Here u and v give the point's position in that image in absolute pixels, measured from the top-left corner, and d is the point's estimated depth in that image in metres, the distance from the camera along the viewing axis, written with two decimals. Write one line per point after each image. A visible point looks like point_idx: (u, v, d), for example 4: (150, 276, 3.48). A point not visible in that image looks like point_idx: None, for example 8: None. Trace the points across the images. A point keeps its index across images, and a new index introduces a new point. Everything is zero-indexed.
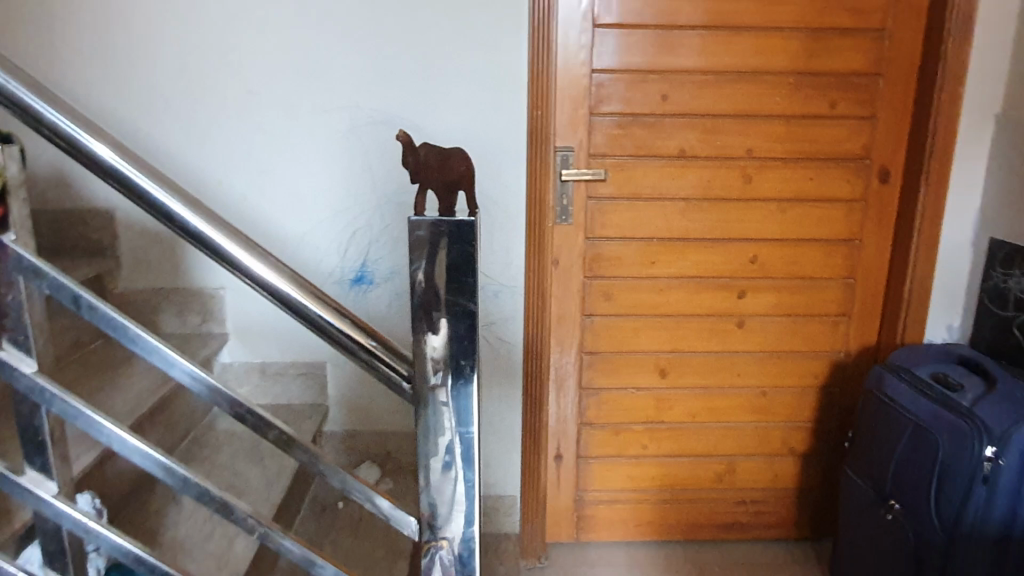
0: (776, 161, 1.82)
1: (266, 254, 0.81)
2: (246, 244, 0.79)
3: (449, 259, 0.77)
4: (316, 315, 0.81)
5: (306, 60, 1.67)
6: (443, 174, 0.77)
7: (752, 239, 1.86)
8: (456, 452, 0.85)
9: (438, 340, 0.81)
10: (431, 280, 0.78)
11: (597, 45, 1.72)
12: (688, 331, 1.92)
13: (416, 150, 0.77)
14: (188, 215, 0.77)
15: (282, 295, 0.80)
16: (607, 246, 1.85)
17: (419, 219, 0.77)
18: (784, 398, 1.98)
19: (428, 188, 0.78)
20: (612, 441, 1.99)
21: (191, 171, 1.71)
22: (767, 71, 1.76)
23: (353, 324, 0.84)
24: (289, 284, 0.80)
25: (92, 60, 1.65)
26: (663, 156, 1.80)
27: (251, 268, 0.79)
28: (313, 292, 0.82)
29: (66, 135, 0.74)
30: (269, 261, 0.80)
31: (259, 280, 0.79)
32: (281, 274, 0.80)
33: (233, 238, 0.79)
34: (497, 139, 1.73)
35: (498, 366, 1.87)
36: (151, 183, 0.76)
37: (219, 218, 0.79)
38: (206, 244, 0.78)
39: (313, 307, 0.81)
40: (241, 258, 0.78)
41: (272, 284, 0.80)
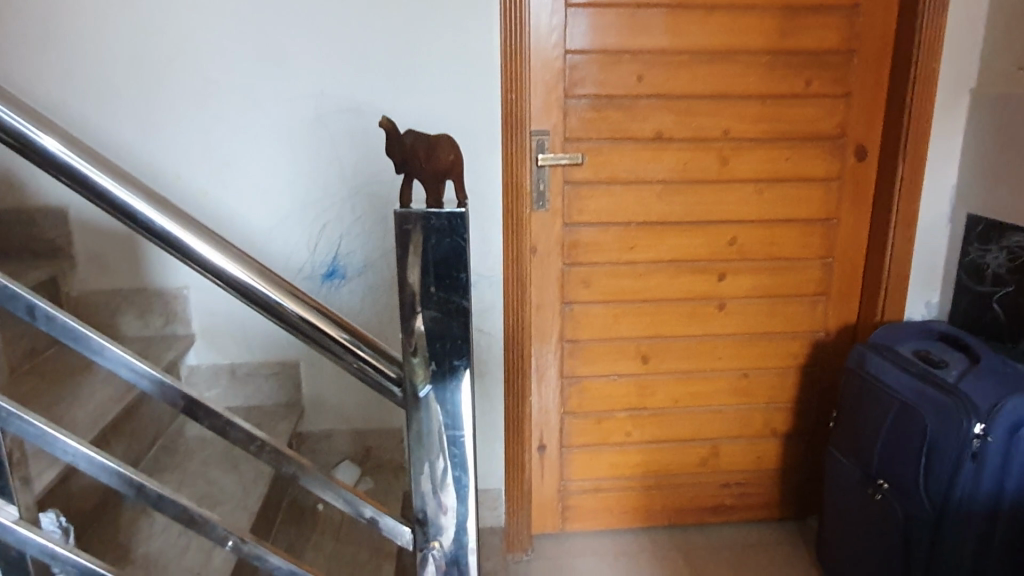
0: (753, 141, 1.80)
1: (238, 253, 0.75)
2: (217, 243, 0.73)
3: (438, 254, 0.72)
4: (297, 316, 0.76)
5: (266, 46, 1.59)
6: (432, 163, 0.71)
7: (731, 220, 1.84)
8: (449, 457, 0.81)
9: (428, 341, 0.76)
10: (420, 276, 0.73)
11: (569, 25, 1.67)
12: (669, 315, 1.89)
13: (403, 135, 0.72)
14: (153, 213, 0.70)
15: (258, 296, 0.74)
16: (585, 232, 1.81)
17: (406, 212, 0.71)
18: (765, 380, 1.97)
19: (414, 179, 0.72)
20: (595, 429, 1.96)
21: (148, 165, 1.63)
22: (742, 49, 1.73)
23: (337, 325, 0.78)
24: (266, 284, 0.75)
25: (35, 50, 1.55)
26: (639, 139, 1.77)
27: (224, 269, 0.73)
28: (291, 291, 0.76)
29: (12, 129, 0.67)
30: (243, 260, 0.74)
31: (233, 281, 0.73)
32: (257, 273, 0.74)
33: (202, 236, 0.72)
34: (469, 124, 1.68)
35: (478, 358, 1.83)
36: (110, 179, 0.69)
37: (187, 217, 0.73)
38: (174, 245, 0.72)
39: (292, 307, 0.76)
40: (214, 259, 0.72)
41: (247, 284, 0.74)
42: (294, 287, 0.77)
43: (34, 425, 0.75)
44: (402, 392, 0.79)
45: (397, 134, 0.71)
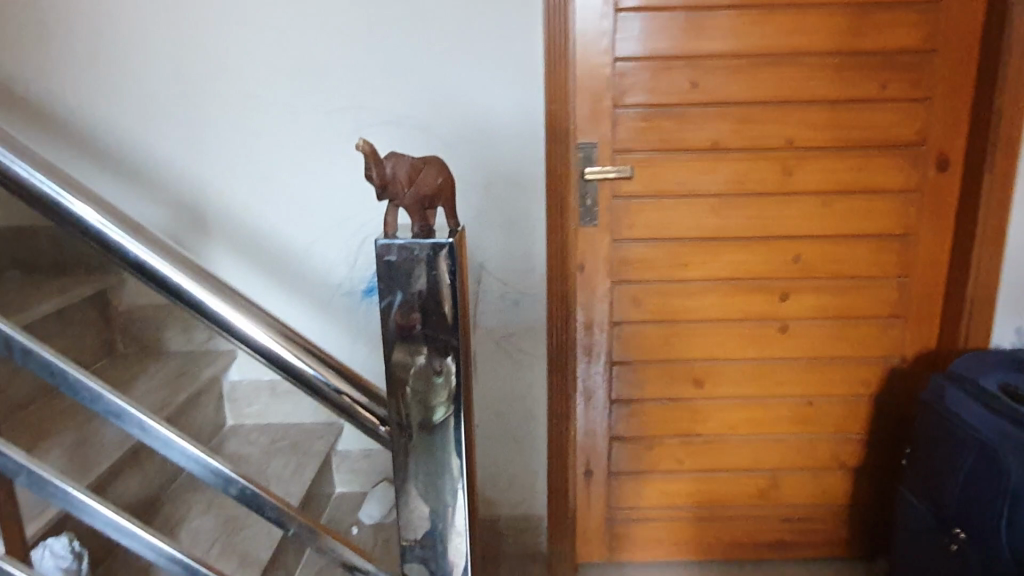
0: (820, 150, 1.65)
1: (238, 297, 0.68)
2: (207, 282, 0.66)
3: (427, 288, 0.66)
4: (291, 363, 0.69)
5: (306, 60, 1.57)
6: (418, 186, 0.68)
7: (795, 237, 1.70)
8: (440, 504, 0.74)
9: (417, 383, 0.70)
10: (410, 312, 0.67)
11: (619, 30, 1.58)
12: (726, 337, 1.77)
13: (384, 160, 0.69)
14: (159, 263, 0.64)
15: (251, 342, 0.67)
16: (635, 248, 1.71)
17: (387, 243, 0.65)
18: (832, 409, 1.82)
19: (399, 205, 0.68)
20: (646, 456, 1.86)
21: (193, 182, 1.64)
22: (808, 52, 1.59)
23: (342, 375, 0.72)
24: (259, 328, 0.67)
25: (87, 69, 1.59)
26: (694, 149, 1.65)
27: (213, 310, 0.66)
28: (287, 335, 0.69)
29: (6, 170, 0.60)
30: (236, 302, 0.67)
31: (224, 324, 0.66)
32: (252, 317, 0.67)
33: (192, 275, 0.65)
34: (510, 137, 1.61)
35: (520, 379, 1.76)
36: (115, 229, 0.63)
37: (192, 263, 0.66)
38: (160, 283, 0.64)
39: (287, 353, 0.68)
40: (224, 314, 0.66)
41: (239, 328, 0.66)
42: (290, 330, 0.70)
43: (10, 460, 0.70)
44: (390, 432, 0.73)
45: (379, 157, 0.68)
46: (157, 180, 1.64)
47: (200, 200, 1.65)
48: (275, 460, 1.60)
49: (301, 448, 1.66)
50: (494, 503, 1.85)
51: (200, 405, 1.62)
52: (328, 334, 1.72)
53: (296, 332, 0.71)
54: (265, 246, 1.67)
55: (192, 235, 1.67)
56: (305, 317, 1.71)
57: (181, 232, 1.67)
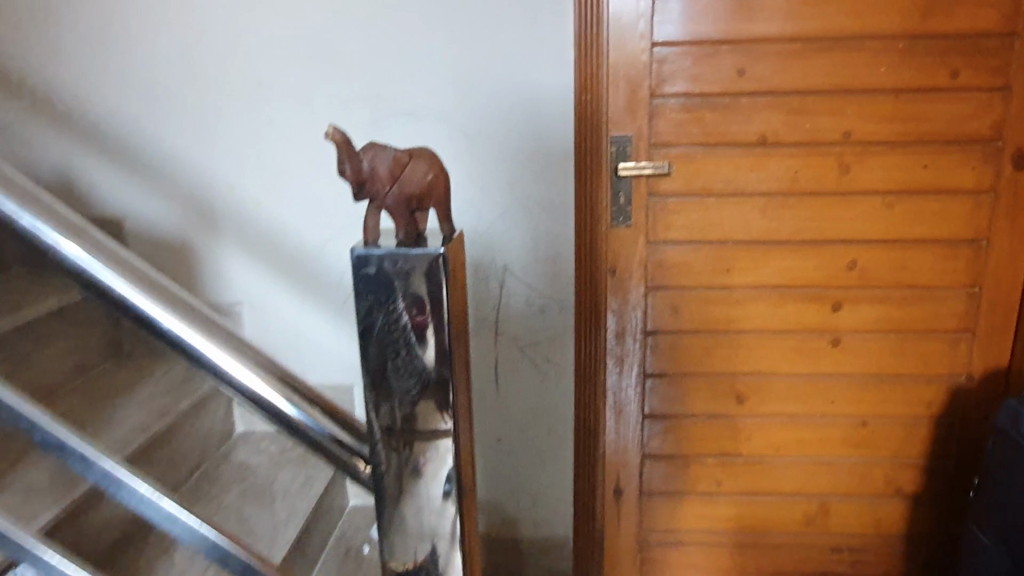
0: (880, 145, 1.49)
1: (205, 319, 0.61)
2: (158, 292, 0.58)
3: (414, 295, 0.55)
4: (255, 388, 0.61)
5: (320, 46, 1.46)
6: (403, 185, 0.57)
7: (852, 240, 1.55)
8: (431, 540, 0.63)
9: (403, 401, 0.58)
10: (394, 321, 0.55)
11: (658, 12, 1.43)
12: (773, 350, 1.62)
13: (362, 151, 0.57)
14: (111, 276, 0.56)
15: (208, 363, 0.59)
16: (673, 251, 1.56)
17: (367, 253, 0.54)
18: (889, 430, 1.66)
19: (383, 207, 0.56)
20: (681, 475, 1.72)
21: (203, 175, 1.55)
22: (870, 35, 1.43)
23: (317, 410, 0.64)
24: (217, 347, 0.59)
25: (92, 55, 1.51)
26: (740, 144, 1.50)
27: (163, 324, 0.58)
28: (252, 357, 0.62)
29: None
30: (196, 321, 0.59)
31: (177, 340, 0.58)
32: (211, 334, 0.60)
33: (147, 288, 0.58)
34: (538, 129, 1.49)
35: (545, 392, 1.66)
36: (57, 235, 0.54)
37: (153, 280, 0.59)
38: (100, 292, 0.56)
39: (252, 378, 0.61)
40: (186, 338, 0.58)
41: (194, 346, 0.59)
42: (257, 351, 0.63)
43: None
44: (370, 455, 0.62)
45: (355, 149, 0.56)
46: (165, 173, 1.56)
47: (209, 194, 1.56)
48: (284, 471, 1.50)
49: (312, 460, 1.56)
50: (518, 521, 1.73)
51: (209, 410, 1.52)
52: (343, 340, 1.63)
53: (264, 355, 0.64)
54: (277, 243, 1.58)
55: (201, 231, 1.59)
56: (318, 320, 1.62)
57: (191, 228, 1.59)
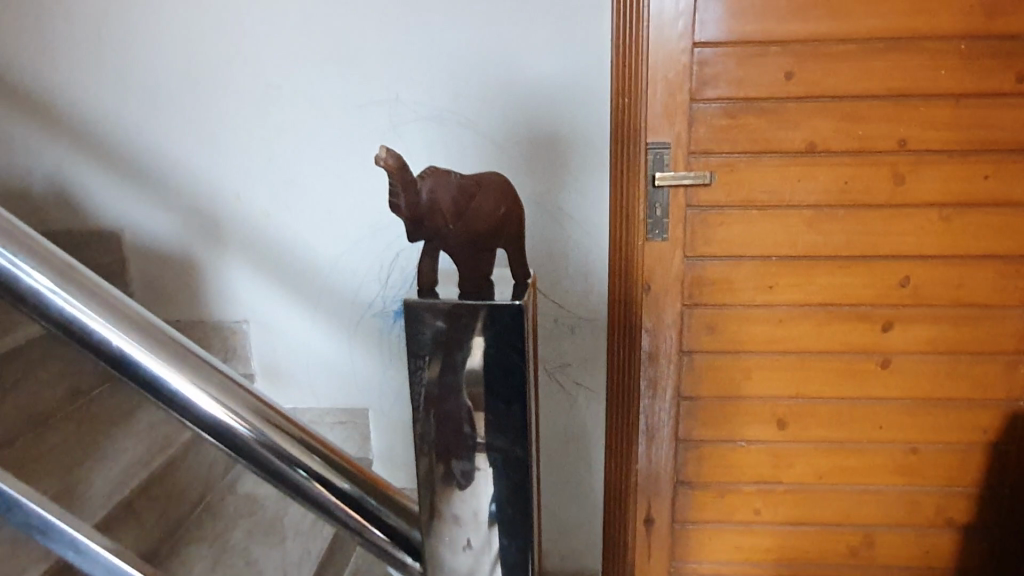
0: (938, 154, 1.39)
1: (218, 372, 0.46)
2: (162, 343, 0.44)
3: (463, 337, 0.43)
4: (254, 446, 0.45)
5: (334, 45, 1.35)
6: (468, 223, 0.47)
7: (905, 256, 1.44)
8: None
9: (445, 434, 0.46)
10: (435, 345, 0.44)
11: (698, 11, 1.33)
12: (816, 372, 1.52)
13: (419, 178, 0.46)
14: (103, 326, 0.42)
15: (194, 413, 0.44)
16: (711, 266, 1.46)
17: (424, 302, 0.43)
18: (940, 457, 1.56)
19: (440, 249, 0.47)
20: (716, 504, 1.62)
21: (207, 185, 1.45)
22: (929, 36, 1.32)
23: (351, 482, 0.49)
24: (205, 392, 0.44)
25: (88, 55, 1.40)
26: (785, 152, 1.40)
27: (138, 363, 0.43)
28: (252, 402, 0.46)
29: None
30: (207, 376, 0.45)
31: (153, 382, 0.43)
32: (198, 376, 0.44)
33: (148, 339, 0.43)
34: (569, 135, 1.37)
35: (573, 419, 1.53)
36: (41, 277, 0.42)
37: (151, 323, 0.44)
38: (89, 345, 0.42)
39: (249, 431, 0.45)
40: (199, 404, 0.44)
41: (178, 390, 0.43)
42: (257, 396, 0.47)
43: None
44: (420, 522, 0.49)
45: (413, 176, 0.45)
46: (166, 182, 1.45)
47: (214, 205, 1.45)
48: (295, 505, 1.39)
49: None
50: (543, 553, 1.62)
51: None
52: (357, 362, 1.52)
53: (266, 400, 0.47)
54: (285, 257, 1.47)
55: (203, 244, 1.48)
56: (330, 339, 1.51)
57: (194, 241, 1.48)
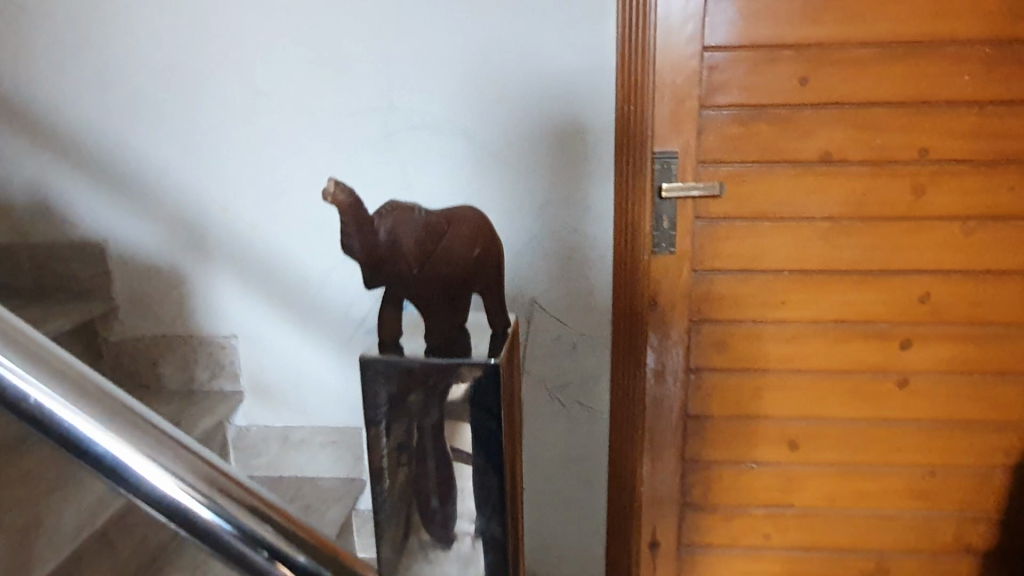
0: (959, 164, 1.31)
1: (163, 434, 0.41)
2: (97, 403, 0.39)
3: (417, 388, 0.49)
4: (200, 518, 0.40)
5: (325, 49, 1.29)
6: (420, 261, 0.55)
7: (924, 271, 1.37)
8: None
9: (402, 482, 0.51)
10: (394, 404, 0.50)
11: (708, 13, 1.26)
12: (830, 392, 1.45)
13: (381, 220, 0.54)
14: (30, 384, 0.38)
15: (134, 483, 0.39)
16: (720, 281, 1.39)
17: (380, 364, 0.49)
18: (960, 481, 1.49)
19: (398, 283, 0.56)
20: (723, 528, 1.55)
21: (193, 195, 1.39)
22: (951, 39, 1.25)
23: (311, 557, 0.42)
24: (146, 457, 0.39)
25: (69, 60, 1.34)
26: (799, 162, 1.33)
27: (67, 426, 0.38)
28: (203, 467, 0.41)
29: None
30: (148, 439, 0.40)
31: (88, 450, 0.38)
32: (138, 441, 0.39)
33: (80, 397, 0.39)
34: (571, 145, 1.30)
35: (575, 440, 1.47)
36: None
37: (90, 382, 0.40)
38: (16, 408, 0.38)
39: (194, 502, 0.40)
40: (132, 466, 0.39)
41: (115, 457, 0.38)
42: (209, 461, 0.42)
43: None
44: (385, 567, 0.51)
45: (371, 216, 0.54)
46: (150, 192, 1.40)
47: (201, 216, 1.40)
48: None
49: (313, 514, 1.38)
50: None
51: None
52: (351, 380, 1.46)
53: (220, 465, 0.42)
54: (274, 271, 1.41)
55: (190, 256, 1.42)
56: (321, 356, 1.45)
57: (179, 254, 1.43)
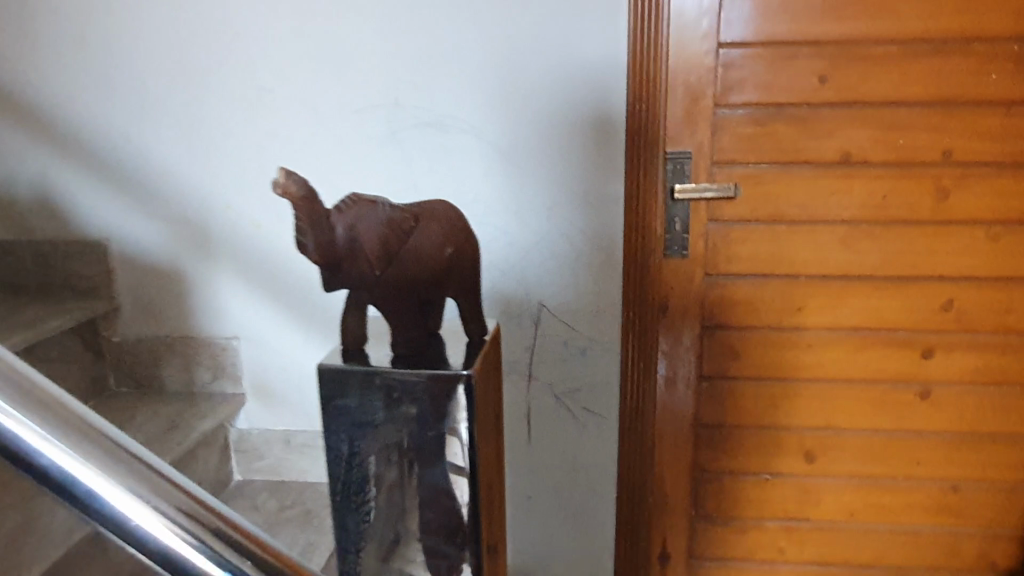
0: (986, 166, 1.26)
1: (133, 459, 0.42)
2: (70, 431, 0.40)
3: (438, 393, 0.76)
4: (165, 544, 0.41)
5: (330, 45, 1.26)
6: (376, 248, 0.74)
7: (949, 277, 1.31)
8: None
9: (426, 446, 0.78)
10: (423, 399, 0.76)
11: (724, 9, 1.22)
12: (849, 402, 1.39)
13: (351, 214, 0.73)
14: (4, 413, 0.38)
15: (108, 514, 0.40)
16: (735, 285, 1.35)
17: (411, 373, 0.76)
18: (984, 497, 1.43)
19: (363, 262, 0.75)
20: (736, 541, 1.51)
21: (196, 194, 1.37)
22: (977, 36, 1.20)
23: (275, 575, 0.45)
24: (123, 490, 0.40)
25: (72, 57, 1.33)
26: (817, 163, 1.28)
27: (39, 457, 0.39)
28: (175, 496, 0.42)
29: None
30: (119, 467, 0.41)
31: (61, 481, 0.39)
32: (111, 469, 0.40)
33: (52, 426, 0.39)
34: (579, 144, 1.26)
35: (585, 449, 1.41)
36: None
37: (64, 410, 0.40)
38: None
39: (160, 528, 0.41)
40: (104, 496, 0.40)
41: (84, 486, 0.39)
42: (178, 485, 0.43)
43: None
44: None
45: (341, 210, 0.73)
46: (152, 191, 1.38)
47: (204, 214, 1.37)
48: (281, 535, 1.30)
49: (314, 518, 1.36)
50: None
51: (199, 458, 1.38)
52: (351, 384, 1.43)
53: (189, 489, 0.44)
54: (278, 272, 1.38)
55: (194, 255, 1.40)
56: None
57: (183, 254, 1.40)
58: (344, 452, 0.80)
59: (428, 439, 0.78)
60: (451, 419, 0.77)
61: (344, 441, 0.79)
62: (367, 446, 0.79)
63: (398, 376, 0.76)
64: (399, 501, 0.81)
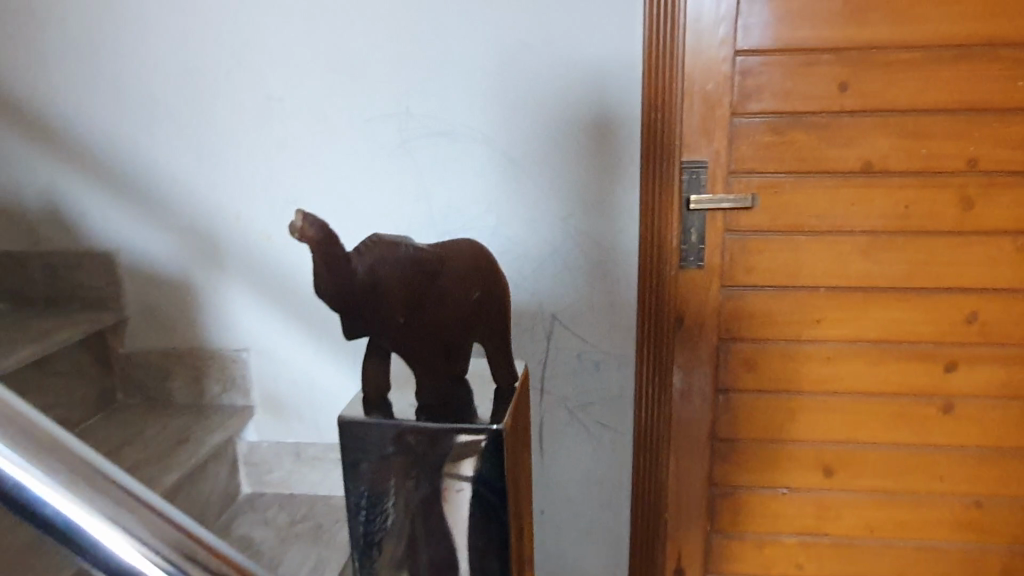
0: (1012, 176, 1.23)
1: (138, 502, 0.39)
2: (73, 475, 0.37)
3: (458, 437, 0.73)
4: None
5: (340, 52, 1.24)
6: (399, 290, 0.71)
7: (973, 289, 1.28)
8: None
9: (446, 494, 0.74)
10: (441, 443, 0.73)
11: (741, 14, 1.20)
12: (870, 415, 1.37)
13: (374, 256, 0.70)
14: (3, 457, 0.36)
15: (112, 564, 0.37)
16: (753, 297, 1.32)
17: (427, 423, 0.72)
18: (1008, 513, 1.40)
19: (386, 306, 0.71)
20: (752, 555, 1.48)
21: (204, 203, 1.35)
22: (1002, 42, 1.17)
23: None
24: (122, 534, 0.38)
25: (79, 65, 1.31)
26: (838, 172, 1.25)
27: (40, 503, 0.36)
28: (181, 541, 0.40)
29: None
30: (124, 511, 0.38)
31: (58, 526, 0.36)
32: (116, 515, 0.38)
33: (54, 469, 0.37)
34: (594, 153, 1.23)
35: (598, 461, 1.39)
36: None
37: (65, 451, 0.38)
38: None
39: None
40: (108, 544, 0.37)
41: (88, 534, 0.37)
42: (185, 529, 0.40)
43: None
44: None
45: (363, 253, 0.69)
46: (160, 200, 1.36)
47: (212, 223, 1.36)
48: (292, 551, 1.28)
49: (324, 533, 1.33)
50: None
51: (208, 472, 1.36)
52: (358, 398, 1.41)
53: (196, 533, 0.41)
54: (286, 283, 1.37)
55: (202, 266, 1.38)
56: (336, 371, 1.41)
57: (192, 265, 1.39)
58: (360, 501, 0.75)
59: (451, 481, 0.74)
60: (474, 463, 0.73)
61: (359, 487, 0.75)
62: (383, 495, 0.75)
63: (412, 425, 0.73)
64: (418, 556, 0.76)
